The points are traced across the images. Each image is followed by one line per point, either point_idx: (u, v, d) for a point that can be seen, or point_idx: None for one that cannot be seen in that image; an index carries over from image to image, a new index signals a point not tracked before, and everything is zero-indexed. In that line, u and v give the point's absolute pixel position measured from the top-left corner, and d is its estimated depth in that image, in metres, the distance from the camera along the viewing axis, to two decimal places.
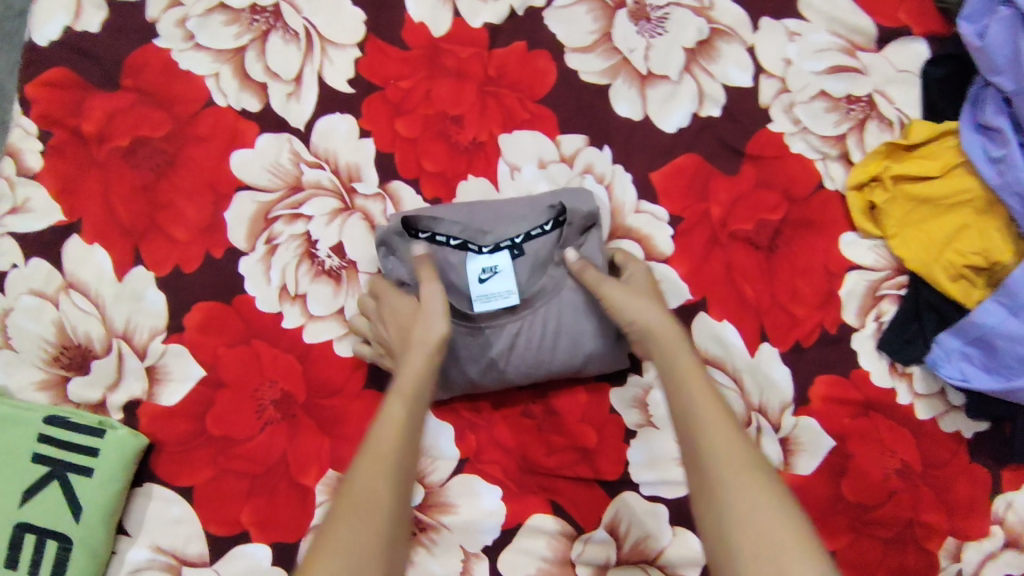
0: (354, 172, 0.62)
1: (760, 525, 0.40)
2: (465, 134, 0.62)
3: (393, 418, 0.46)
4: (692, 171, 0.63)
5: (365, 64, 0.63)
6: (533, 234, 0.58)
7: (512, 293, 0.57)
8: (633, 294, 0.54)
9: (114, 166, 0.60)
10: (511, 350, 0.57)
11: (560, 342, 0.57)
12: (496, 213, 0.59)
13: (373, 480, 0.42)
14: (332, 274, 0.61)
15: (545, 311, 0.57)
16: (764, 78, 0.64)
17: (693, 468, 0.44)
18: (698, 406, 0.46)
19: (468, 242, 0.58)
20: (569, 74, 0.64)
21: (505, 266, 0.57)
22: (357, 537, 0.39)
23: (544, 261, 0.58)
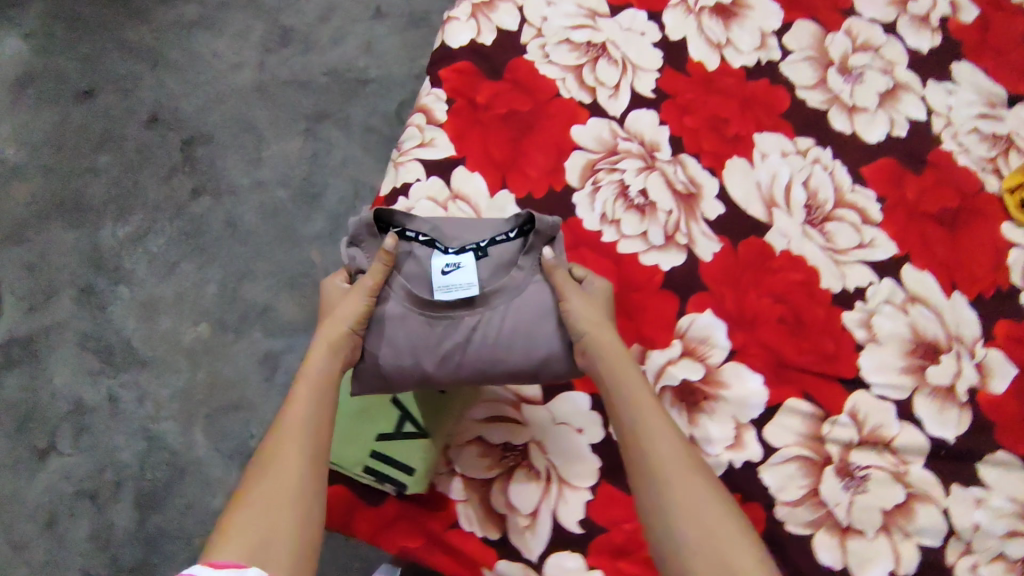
0: (656, 146, 0.86)
1: (692, 507, 0.56)
2: (730, 129, 0.88)
3: (298, 403, 0.62)
4: (891, 169, 0.88)
5: (662, 81, 0.90)
6: (497, 239, 0.70)
7: (472, 286, 0.67)
8: (588, 305, 0.67)
9: (494, 126, 0.86)
10: (467, 341, 0.67)
11: (517, 338, 0.67)
12: (464, 224, 0.72)
13: (282, 458, 0.58)
14: (639, 208, 0.82)
15: (500, 310, 0.68)
16: (934, 115, 0.92)
17: (638, 462, 0.60)
18: (646, 427, 0.61)
19: (437, 241, 0.70)
20: (801, 101, 0.91)
21: (468, 264, 0.68)
22: (264, 505, 0.55)
23: (505, 264, 0.69)
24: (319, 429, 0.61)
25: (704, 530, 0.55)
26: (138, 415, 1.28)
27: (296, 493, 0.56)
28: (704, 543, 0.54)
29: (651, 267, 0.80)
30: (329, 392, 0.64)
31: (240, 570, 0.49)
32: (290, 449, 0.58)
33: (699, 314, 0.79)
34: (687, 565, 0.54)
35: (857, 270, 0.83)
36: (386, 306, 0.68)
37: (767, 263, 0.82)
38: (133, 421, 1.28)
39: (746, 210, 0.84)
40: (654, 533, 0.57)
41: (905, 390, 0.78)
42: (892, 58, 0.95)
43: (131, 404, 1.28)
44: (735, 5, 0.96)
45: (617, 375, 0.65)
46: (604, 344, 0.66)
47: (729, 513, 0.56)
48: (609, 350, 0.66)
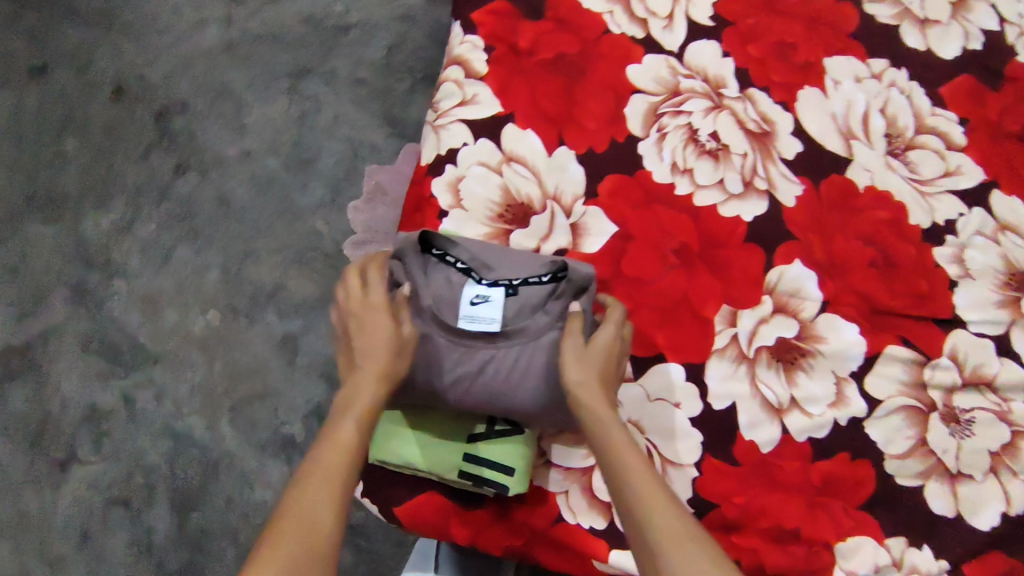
0: (721, 82, 0.78)
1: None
2: (799, 55, 0.80)
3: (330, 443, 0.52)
4: (970, 87, 0.82)
5: (719, 6, 0.81)
6: (531, 280, 0.64)
7: (495, 321, 0.61)
8: (581, 353, 0.59)
9: (541, 73, 0.76)
10: (479, 373, 0.61)
11: (529, 376, 0.61)
12: (504, 254, 0.66)
13: (315, 497, 0.48)
14: (712, 153, 0.75)
15: (520, 348, 0.61)
16: (1008, 25, 0.84)
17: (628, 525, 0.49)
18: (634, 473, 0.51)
19: (472, 270, 0.64)
20: (869, 17, 0.83)
21: (497, 298, 0.62)
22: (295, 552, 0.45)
23: (534, 307, 0.63)
24: (346, 469, 0.51)
25: None
26: (158, 415, 1.14)
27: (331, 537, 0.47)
28: None
29: (733, 219, 0.73)
30: (366, 429, 0.54)
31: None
32: (313, 484, 0.49)
33: (788, 266, 0.73)
34: None
35: (945, 201, 0.77)
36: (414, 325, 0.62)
37: (851, 202, 0.76)
38: (155, 421, 1.14)
39: (824, 146, 0.77)
40: None
41: (1003, 325, 0.74)
42: None
43: (149, 403, 1.14)
44: None
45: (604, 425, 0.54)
46: (586, 386, 0.57)
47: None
48: (592, 396, 0.56)
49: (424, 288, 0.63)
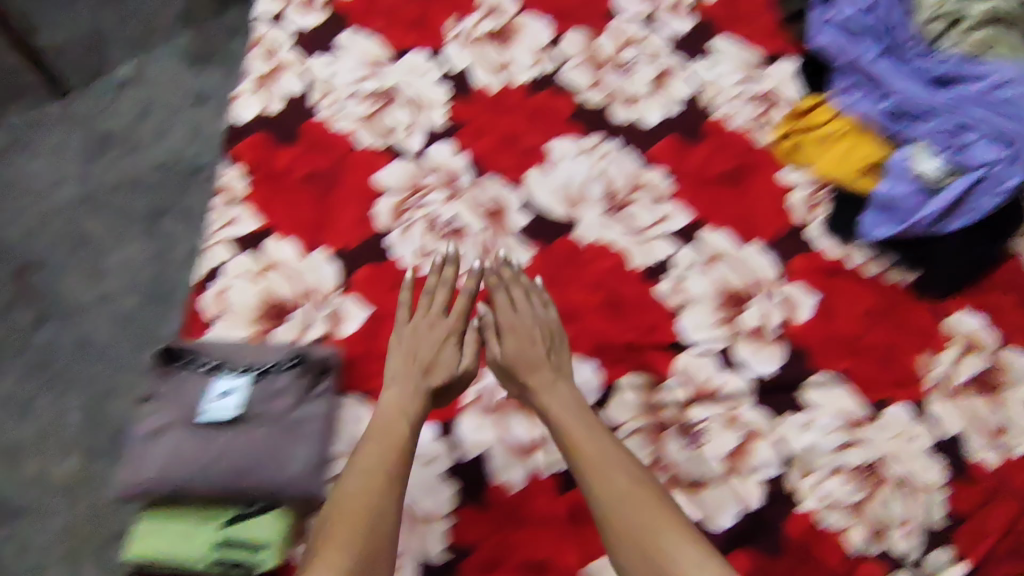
0: (456, 174, 0.91)
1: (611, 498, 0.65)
2: (523, 143, 0.94)
3: (368, 449, 0.69)
4: (672, 146, 0.95)
5: (451, 112, 0.95)
6: (274, 367, 0.74)
7: (233, 410, 0.71)
8: (513, 315, 0.79)
9: (296, 189, 0.88)
10: (220, 456, 0.70)
11: (286, 448, 0.71)
12: (249, 347, 0.76)
13: (354, 485, 0.65)
14: (451, 234, 0.87)
15: (259, 429, 0.71)
16: (700, 91, 1.00)
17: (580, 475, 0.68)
18: (602, 466, 0.67)
19: (218, 366, 0.74)
20: (581, 104, 0.98)
21: (238, 390, 0.73)
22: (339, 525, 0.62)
23: (276, 390, 0.73)
24: (372, 472, 0.66)
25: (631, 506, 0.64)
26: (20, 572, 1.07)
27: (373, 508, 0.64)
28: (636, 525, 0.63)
29: (472, 287, 0.85)
30: (402, 422, 0.71)
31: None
32: (348, 479, 0.66)
33: None
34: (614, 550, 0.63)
35: (660, 244, 0.89)
36: (171, 433, 0.71)
37: (580, 257, 0.88)
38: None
39: (551, 214, 0.90)
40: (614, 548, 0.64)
41: (723, 341, 0.85)
42: (656, 48, 1.03)
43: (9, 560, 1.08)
44: (506, 29, 1.02)
45: (572, 436, 0.70)
46: (548, 395, 0.73)
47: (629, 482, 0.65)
48: (557, 403, 0.73)
49: (176, 398, 0.73)
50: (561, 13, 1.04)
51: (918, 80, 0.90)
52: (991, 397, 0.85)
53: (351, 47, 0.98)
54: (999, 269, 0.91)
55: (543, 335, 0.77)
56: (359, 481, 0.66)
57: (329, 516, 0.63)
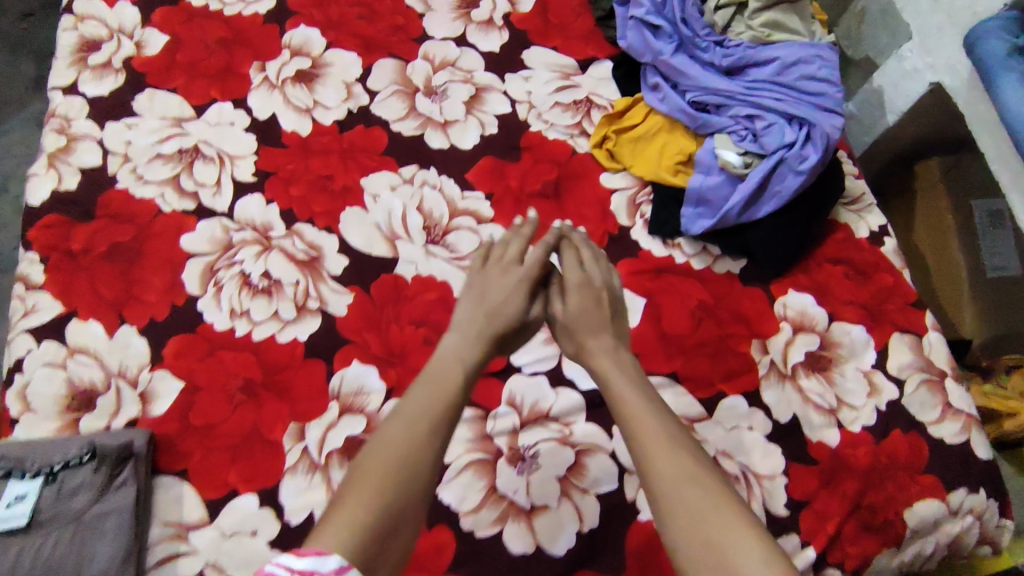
0: (267, 226, 0.89)
1: (682, 479, 0.59)
2: (336, 183, 0.92)
3: (407, 414, 0.64)
4: (491, 166, 0.95)
5: (260, 162, 0.93)
6: (70, 463, 0.73)
7: (25, 515, 0.69)
8: (577, 269, 0.76)
9: (99, 266, 0.85)
10: (14, 566, 0.65)
11: (88, 547, 0.68)
12: (46, 445, 0.74)
13: (394, 448, 0.61)
14: (264, 290, 0.85)
15: (56, 530, 0.68)
16: (517, 104, 1.00)
17: (637, 449, 0.62)
18: (660, 442, 0.61)
19: (11, 472, 0.72)
20: (396, 134, 0.97)
21: (33, 492, 0.70)
22: (376, 502, 0.57)
23: (75, 486, 0.71)
24: (427, 441, 0.62)
25: (683, 499, 0.58)
26: None
27: (400, 483, 0.59)
28: (695, 518, 0.57)
29: (290, 342, 0.83)
30: (455, 374, 0.67)
31: (323, 558, 0.53)
32: (388, 454, 0.60)
33: (347, 368, 0.82)
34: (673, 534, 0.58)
35: None
36: None
37: (402, 293, 0.87)
38: None
39: (371, 254, 0.89)
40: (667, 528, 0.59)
41: (554, 359, 0.84)
42: (470, 66, 1.02)
43: None
44: (314, 67, 1.01)
45: (631, 412, 0.65)
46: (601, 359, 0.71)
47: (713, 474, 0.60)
48: (610, 367, 0.70)
49: None
50: (369, 45, 1.03)
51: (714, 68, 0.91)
52: (822, 375, 0.86)
53: (152, 108, 0.97)
54: (820, 247, 0.93)
55: (585, 300, 0.74)
56: (391, 459, 0.60)
57: (361, 484, 0.59)
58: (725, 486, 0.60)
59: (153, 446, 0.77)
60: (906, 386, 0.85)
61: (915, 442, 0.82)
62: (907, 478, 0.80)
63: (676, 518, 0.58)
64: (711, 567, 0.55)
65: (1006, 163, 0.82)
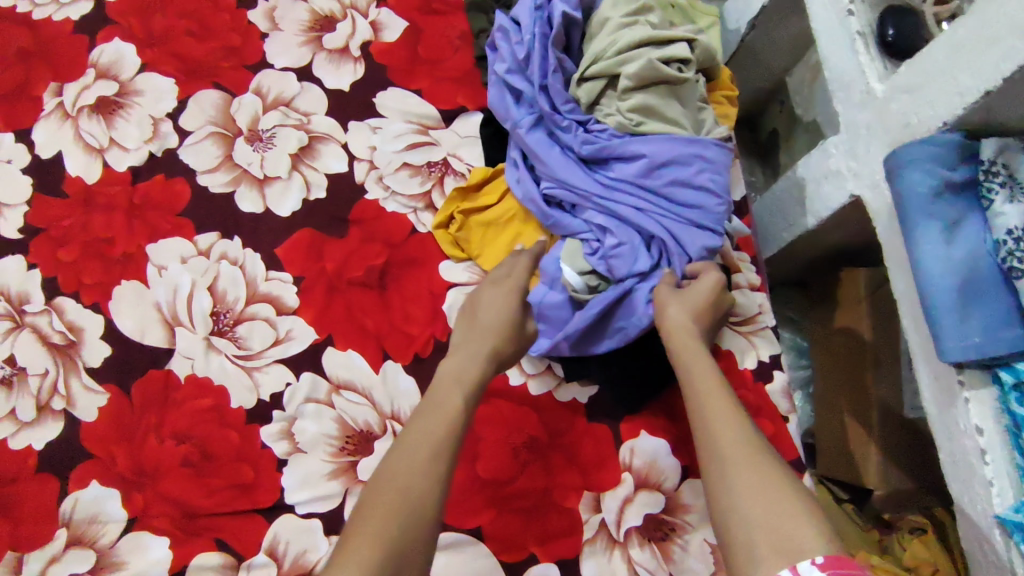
0: (24, 297, 0.75)
1: (734, 464, 0.56)
2: (116, 249, 0.77)
3: (416, 429, 0.63)
4: (307, 241, 0.79)
5: (31, 214, 0.78)
6: None
7: None
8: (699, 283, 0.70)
9: None
10: None
11: None
12: None
13: (408, 462, 0.60)
14: (4, 381, 0.72)
15: None
16: (356, 162, 0.83)
17: (702, 432, 0.60)
18: (713, 418, 0.60)
19: None
20: (202, 189, 0.81)
21: None
22: (382, 520, 0.56)
23: None
24: (440, 438, 0.62)
25: (754, 482, 0.55)
26: None
27: (426, 498, 0.58)
28: (755, 500, 0.53)
29: (24, 449, 0.70)
30: (453, 395, 0.65)
31: None
32: (404, 446, 0.61)
33: (84, 490, 0.69)
34: (730, 516, 0.54)
35: (273, 372, 0.74)
36: None
37: (171, 396, 0.73)
38: None
39: (142, 342, 0.74)
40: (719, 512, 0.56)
41: (334, 498, 0.70)
42: (308, 108, 0.85)
43: None
44: (119, 94, 0.84)
45: (695, 387, 0.64)
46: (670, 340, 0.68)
47: (773, 461, 0.56)
48: (675, 332, 0.68)
49: None
50: (191, 71, 0.86)
51: (573, 158, 0.76)
52: (658, 545, 0.72)
53: None
54: None
55: (690, 313, 0.68)
56: (400, 463, 0.60)
57: (370, 491, 0.59)
58: (766, 461, 0.56)
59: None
60: None
61: None
62: None
63: (739, 499, 0.54)
64: (764, 539, 0.51)
65: (916, 322, 0.65)
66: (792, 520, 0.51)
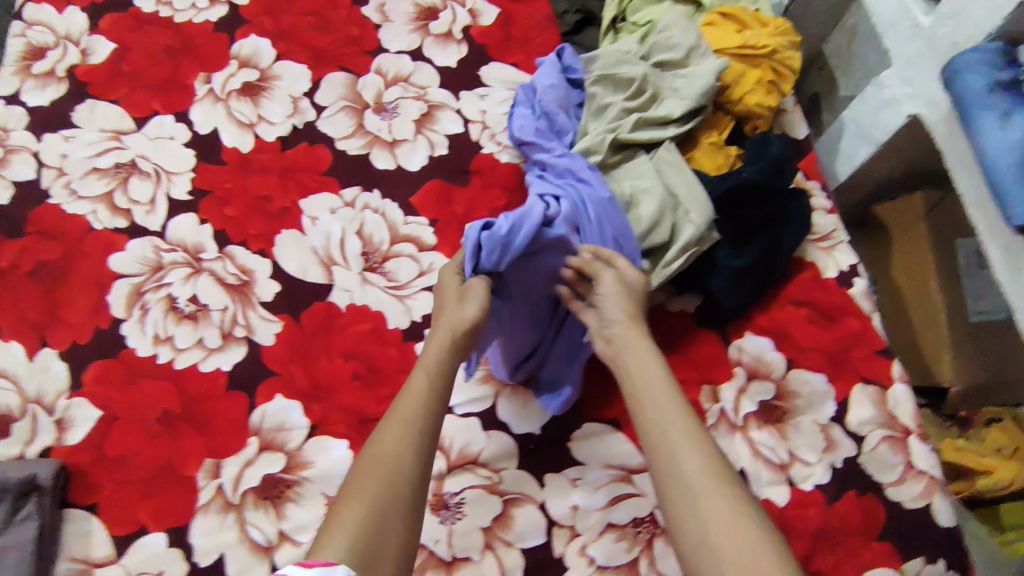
0: (199, 247, 0.85)
1: (715, 496, 0.58)
2: (274, 205, 0.88)
3: (394, 437, 0.63)
4: (437, 190, 0.91)
5: (197, 179, 0.90)
6: None
7: None
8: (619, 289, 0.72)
9: (24, 285, 0.82)
10: None
11: None
12: None
13: (393, 451, 0.62)
14: (190, 316, 0.81)
15: None
16: (470, 124, 0.96)
17: (659, 444, 0.62)
18: (665, 441, 0.62)
19: None
20: (341, 153, 0.93)
21: None
22: (375, 492, 0.59)
23: None
24: (412, 447, 0.62)
25: (727, 516, 0.56)
26: None
27: (410, 484, 0.60)
28: (728, 539, 0.55)
29: (212, 372, 0.79)
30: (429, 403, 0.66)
31: (330, 567, 0.51)
32: (379, 456, 0.61)
33: (270, 403, 0.78)
34: (714, 553, 0.55)
35: (421, 298, 0.85)
36: None
37: (334, 323, 0.83)
38: None
39: (305, 279, 0.85)
40: (681, 533, 0.58)
41: (486, 400, 0.80)
42: (423, 83, 0.98)
43: None
44: (261, 79, 0.97)
45: (642, 401, 0.65)
46: (629, 355, 0.69)
47: (737, 493, 0.58)
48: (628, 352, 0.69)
49: None
50: (319, 58, 0.99)
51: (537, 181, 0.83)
52: (775, 427, 0.81)
53: (92, 119, 0.93)
54: (782, 288, 0.89)
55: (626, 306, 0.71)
56: (378, 477, 0.60)
57: (348, 484, 0.61)
58: (736, 501, 0.57)
59: (62, 478, 0.73)
60: (865, 442, 0.81)
61: (870, 504, 0.77)
62: (860, 543, 0.75)
63: (714, 537, 0.56)
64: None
65: (983, 209, 0.78)
66: (756, 552, 0.54)
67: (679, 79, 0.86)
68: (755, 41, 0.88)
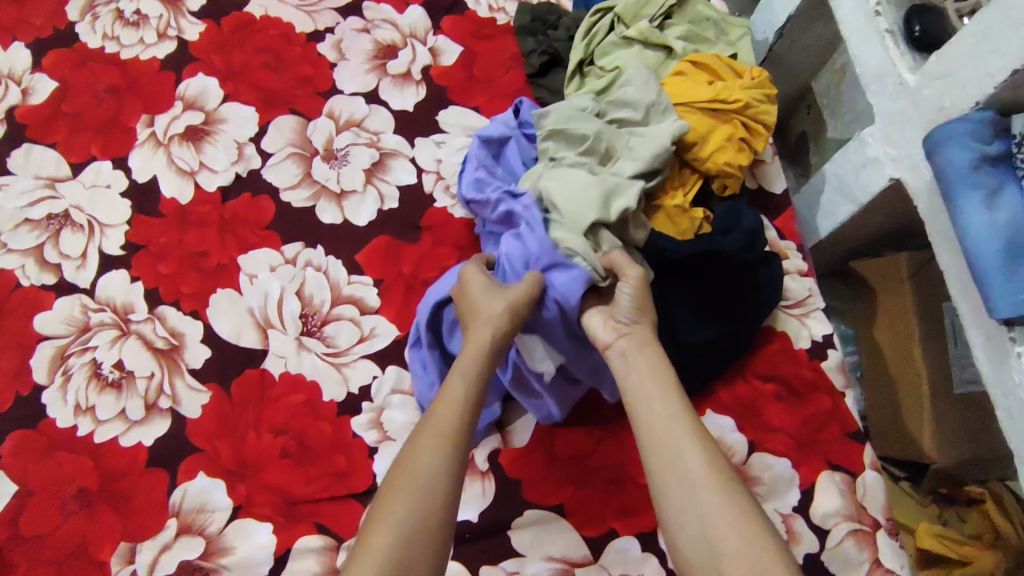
0: (129, 307, 0.81)
1: (718, 482, 0.56)
2: (210, 261, 0.84)
3: (418, 459, 0.59)
4: (384, 247, 0.86)
5: (132, 233, 0.85)
6: None
7: None
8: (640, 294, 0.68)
9: None
10: None
11: None
12: None
13: (415, 474, 0.58)
14: (114, 384, 0.77)
15: None
16: (424, 174, 0.90)
17: (659, 431, 0.61)
18: (667, 426, 0.61)
19: None
20: (285, 205, 0.87)
21: None
22: (399, 520, 0.55)
23: None
24: (441, 464, 0.60)
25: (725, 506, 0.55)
26: None
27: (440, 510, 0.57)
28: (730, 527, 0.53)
29: (134, 446, 0.75)
30: (451, 418, 0.63)
31: None
32: (397, 482, 0.58)
33: (191, 482, 0.73)
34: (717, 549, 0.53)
35: (361, 367, 0.80)
36: None
37: (267, 393, 0.78)
38: None
39: (238, 344, 0.80)
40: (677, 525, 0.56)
41: None
42: (377, 128, 0.93)
43: None
44: (206, 123, 0.92)
45: (642, 387, 0.64)
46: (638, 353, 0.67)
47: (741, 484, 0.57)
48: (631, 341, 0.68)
49: None
50: (269, 100, 0.94)
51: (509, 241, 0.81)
52: None
53: (27, 165, 0.88)
54: (750, 359, 0.83)
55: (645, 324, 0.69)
56: (402, 501, 0.56)
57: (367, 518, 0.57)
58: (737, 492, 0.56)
59: None
60: (829, 537, 0.74)
61: None
62: None
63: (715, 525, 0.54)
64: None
65: (966, 292, 0.70)
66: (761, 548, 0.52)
67: (636, 138, 0.80)
68: (726, 94, 0.82)
